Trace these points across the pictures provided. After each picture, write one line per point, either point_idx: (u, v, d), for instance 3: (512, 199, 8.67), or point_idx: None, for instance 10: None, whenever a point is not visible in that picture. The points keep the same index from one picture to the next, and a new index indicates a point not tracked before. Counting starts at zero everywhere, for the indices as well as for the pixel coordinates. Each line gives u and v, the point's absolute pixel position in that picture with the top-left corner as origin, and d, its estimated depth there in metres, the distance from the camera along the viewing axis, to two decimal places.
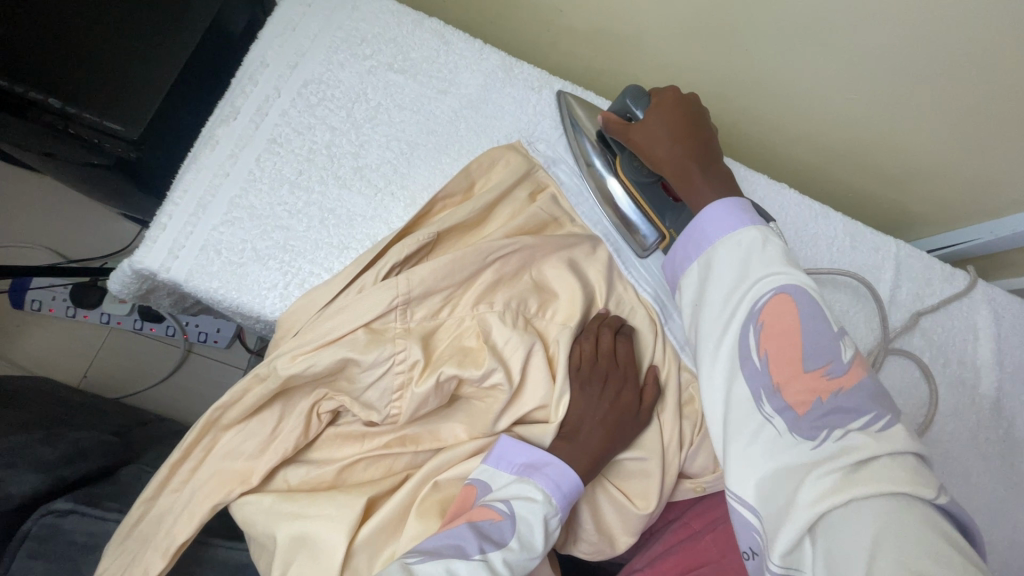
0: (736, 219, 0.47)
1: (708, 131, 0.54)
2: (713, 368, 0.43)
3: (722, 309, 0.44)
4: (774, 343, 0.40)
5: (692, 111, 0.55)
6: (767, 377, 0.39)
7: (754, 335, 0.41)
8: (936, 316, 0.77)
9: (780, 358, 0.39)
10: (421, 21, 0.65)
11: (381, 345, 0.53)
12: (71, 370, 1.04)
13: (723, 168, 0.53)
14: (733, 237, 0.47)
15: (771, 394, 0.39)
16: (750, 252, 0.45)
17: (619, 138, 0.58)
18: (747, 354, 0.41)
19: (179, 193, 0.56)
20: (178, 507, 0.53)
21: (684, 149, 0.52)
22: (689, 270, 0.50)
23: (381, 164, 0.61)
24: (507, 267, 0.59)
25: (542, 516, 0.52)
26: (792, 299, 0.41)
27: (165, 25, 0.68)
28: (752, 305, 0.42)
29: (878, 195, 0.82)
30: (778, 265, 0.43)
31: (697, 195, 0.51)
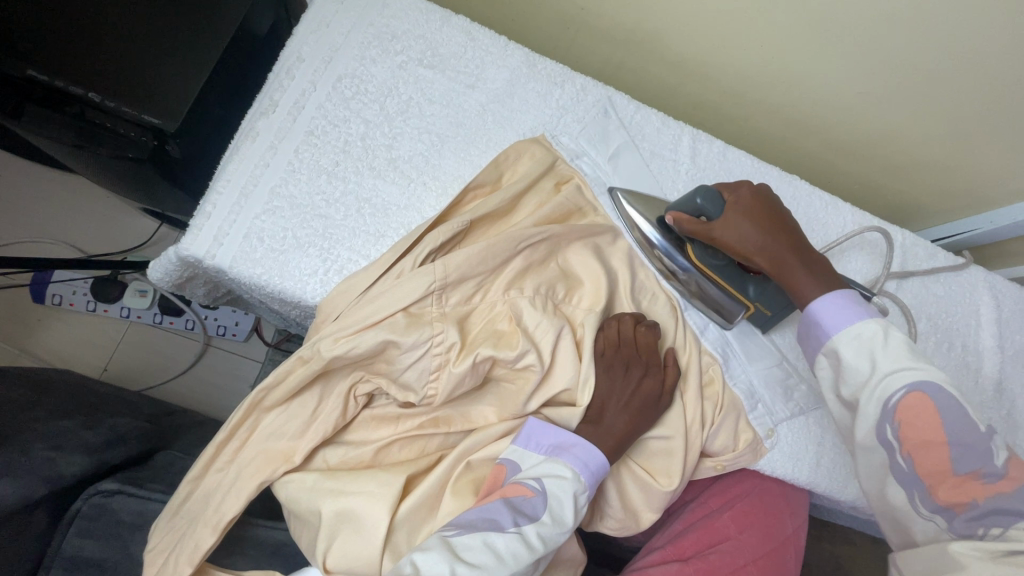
0: (850, 316, 0.51)
1: (789, 219, 0.58)
2: (864, 457, 0.49)
3: (858, 404, 0.49)
4: (922, 442, 0.46)
5: (771, 207, 0.58)
6: (917, 478, 0.46)
7: (891, 432, 0.47)
8: (940, 302, 0.80)
9: (929, 460, 0.45)
10: (448, 17, 0.68)
11: (420, 327, 0.55)
12: (91, 364, 1.05)
13: (815, 254, 0.56)
14: (850, 330, 0.51)
15: (924, 495, 0.46)
16: (872, 348, 0.49)
17: (699, 236, 0.59)
18: (889, 452, 0.47)
19: (221, 183, 0.58)
20: (225, 486, 0.55)
21: (778, 246, 0.56)
22: (819, 361, 0.53)
23: (414, 156, 0.63)
24: (536, 255, 0.62)
25: (571, 493, 0.55)
26: (927, 395, 0.46)
27: (198, 22, 0.70)
28: (885, 403, 0.47)
29: (881, 186, 0.85)
30: (904, 361, 0.48)
31: (801, 289, 0.54)
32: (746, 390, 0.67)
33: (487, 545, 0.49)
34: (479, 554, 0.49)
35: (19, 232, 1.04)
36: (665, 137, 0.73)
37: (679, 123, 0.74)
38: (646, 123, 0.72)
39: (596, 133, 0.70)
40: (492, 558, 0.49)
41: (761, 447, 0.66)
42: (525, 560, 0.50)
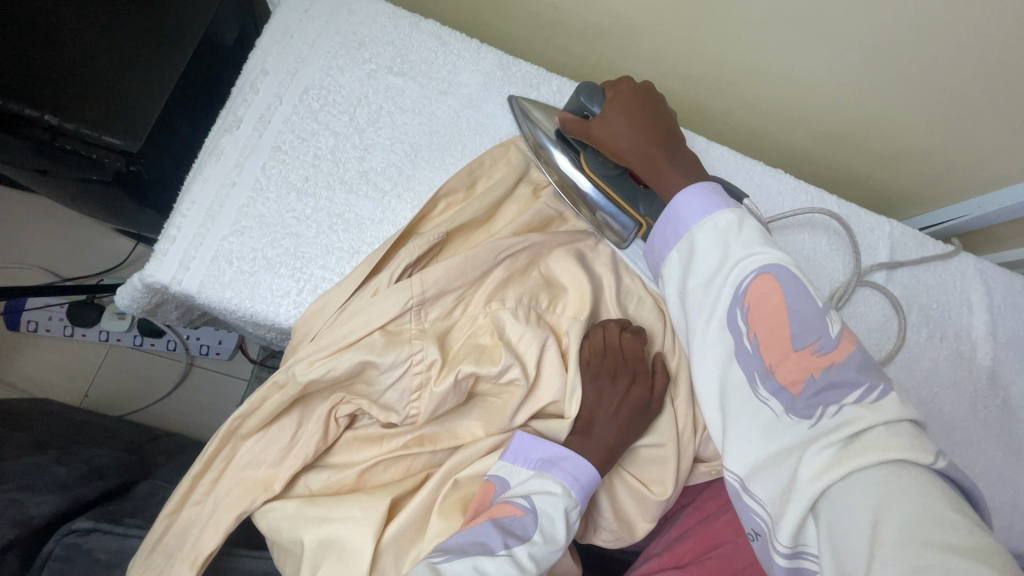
0: (709, 203, 0.48)
1: (668, 117, 0.55)
2: (708, 349, 0.44)
3: (710, 292, 0.45)
4: (763, 321, 0.41)
5: (648, 100, 0.55)
6: (758, 359, 0.41)
7: (741, 318, 0.43)
8: (931, 291, 0.79)
9: (771, 337, 0.40)
10: (417, 23, 0.66)
11: (399, 346, 0.53)
12: (72, 390, 1.02)
13: (684, 148, 0.53)
14: (719, 216, 0.47)
15: (764, 376, 0.40)
16: (728, 233, 0.46)
17: (580, 136, 0.57)
18: (738, 338, 0.43)
19: (186, 205, 0.56)
20: (203, 518, 0.53)
21: (647, 138, 0.53)
22: (669, 259, 0.50)
23: (387, 167, 0.61)
24: (517, 264, 0.60)
25: (563, 509, 0.53)
26: (773, 278, 0.42)
27: (157, 36, 0.67)
28: (735, 290, 0.44)
29: (868, 175, 0.84)
30: (756, 245, 0.44)
31: (664, 184, 0.52)
32: None
33: (477, 571, 0.48)
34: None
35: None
36: None
37: None
38: None
39: None
40: None
41: None
42: None
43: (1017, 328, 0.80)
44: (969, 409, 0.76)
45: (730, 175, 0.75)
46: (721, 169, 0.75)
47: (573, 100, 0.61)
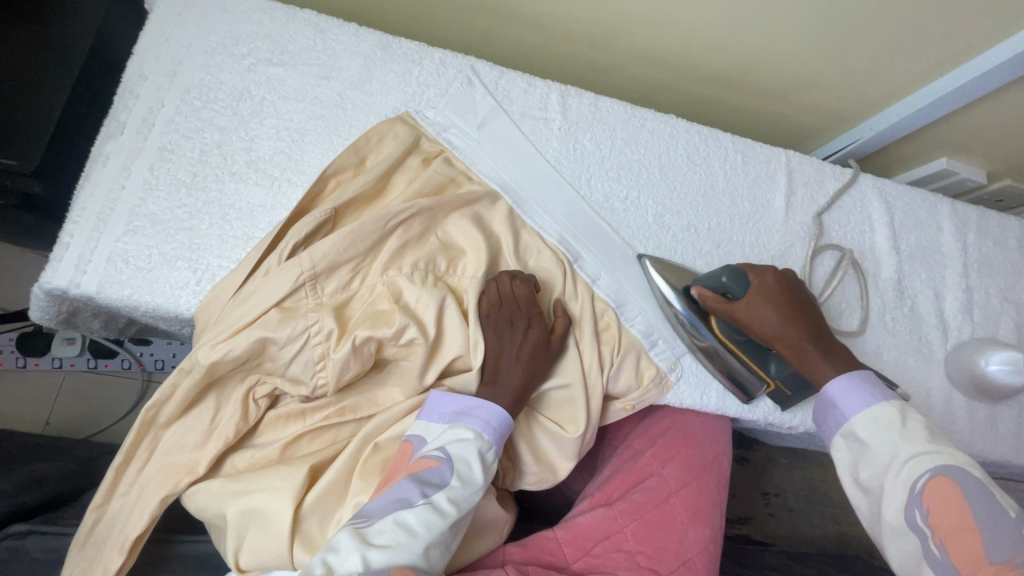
0: (861, 396, 0.58)
1: (809, 307, 0.63)
2: (895, 545, 0.53)
3: (883, 483, 0.54)
4: (956, 528, 0.50)
5: (792, 292, 0.62)
6: (954, 569, 0.49)
7: (922, 517, 0.51)
8: (835, 215, 0.82)
9: (963, 548, 0.49)
10: (293, 13, 0.68)
11: (294, 321, 0.56)
12: (31, 420, 1.03)
13: (830, 339, 0.62)
14: (868, 409, 0.57)
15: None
16: (893, 432, 0.55)
17: (722, 313, 0.63)
18: (922, 537, 0.51)
19: (77, 212, 0.58)
20: (129, 506, 0.56)
21: (798, 332, 0.61)
22: (835, 440, 0.59)
23: (274, 154, 0.63)
24: (411, 231, 0.62)
25: (477, 452, 0.57)
26: (948, 479, 0.51)
27: (40, 54, 0.68)
28: (911, 487, 0.52)
29: (763, 112, 0.87)
30: (925, 446, 0.54)
31: (818, 372, 0.61)
32: (643, 329, 0.69)
33: (399, 524, 0.50)
34: (391, 535, 0.50)
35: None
36: (533, 97, 0.74)
37: (545, 82, 0.74)
38: (511, 87, 0.73)
39: (462, 105, 0.71)
40: (406, 536, 0.50)
41: (665, 380, 0.69)
42: (439, 526, 0.51)
43: (919, 240, 0.84)
44: (879, 322, 0.79)
45: (624, 125, 0.76)
46: (615, 121, 0.76)
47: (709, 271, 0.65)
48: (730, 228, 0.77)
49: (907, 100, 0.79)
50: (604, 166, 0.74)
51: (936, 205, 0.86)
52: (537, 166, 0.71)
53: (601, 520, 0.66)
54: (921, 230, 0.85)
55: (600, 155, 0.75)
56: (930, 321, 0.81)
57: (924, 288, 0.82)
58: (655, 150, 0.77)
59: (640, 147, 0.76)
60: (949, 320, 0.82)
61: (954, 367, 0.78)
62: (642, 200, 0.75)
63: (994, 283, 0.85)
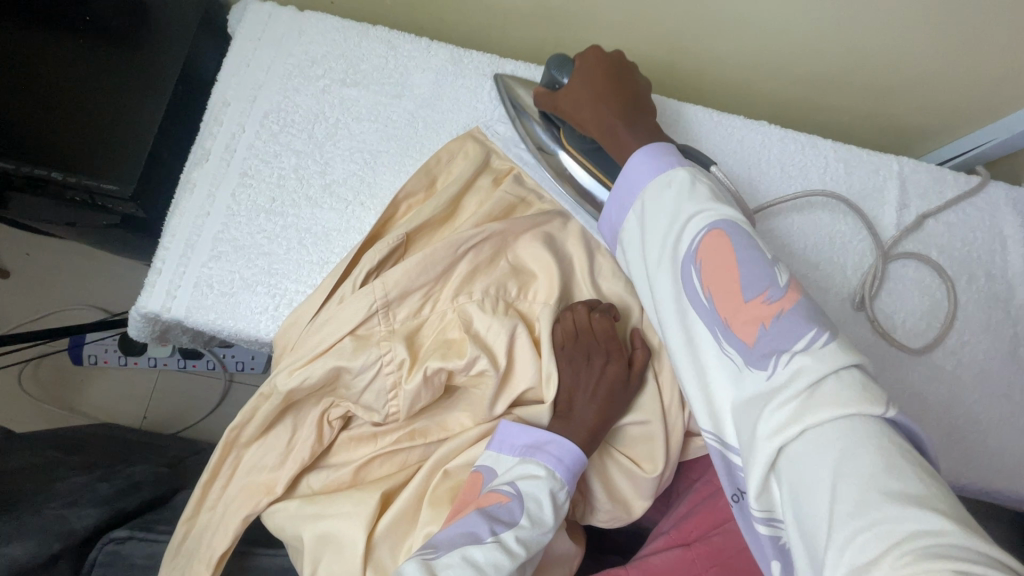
0: (652, 160, 0.48)
1: (637, 89, 0.57)
2: (667, 309, 0.43)
3: (661, 252, 0.44)
4: (715, 270, 0.40)
5: (617, 74, 0.56)
6: (716, 314, 0.39)
7: (696, 275, 0.41)
8: (940, 213, 0.72)
9: (720, 284, 0.39)
10: (366, 32, 0.67)
11: (368, 349, 0.55)
12: (132, 413, 1.12)
13: (648, 116, 0.56)
14: (658, 177, 0.47)
15: (724, 332, 0.39)
16: (677, 195, 0.45)
17: (551, 108, 0.60)
18: (694, 296, 0.41)
19: (168, 239, 0.60)
20: (215, 522, 0.58)
21: (602, 108, 0.55)
22: (626, 219, 0.49)
23: (348, 177, 0.63)
24: (481, 256, 0.60)
25: (548, 490, 0.54)
26: (722, 232, 0.41)
27: (141, 84, 0.72)
28: (688, 246, 0.42)
29: (869, 113, 0.77)
30: (705, 203, 0.43)
31: (623, 143, 0.53)
32: None
33: (467, 560, 0.49)
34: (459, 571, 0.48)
35: (39, 306, 1.11)
36: None
37: None
38: None
39: None
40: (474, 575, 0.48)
41: None
42: (507, 567, 0.49)
43: None
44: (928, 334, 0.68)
45: (709, 137, 0.70)
46: (697, 131, 0.70)
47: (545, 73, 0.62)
48: (830, 247, 0.69)
49: None
50: None
51: None
52: None
53: (677, 562, 0.63)
54: None
55: None
56: None
57: None
58: (742, 162, 0.70)
59: (726, 158, 0.70)
60: None
61: None
62: None
63: None
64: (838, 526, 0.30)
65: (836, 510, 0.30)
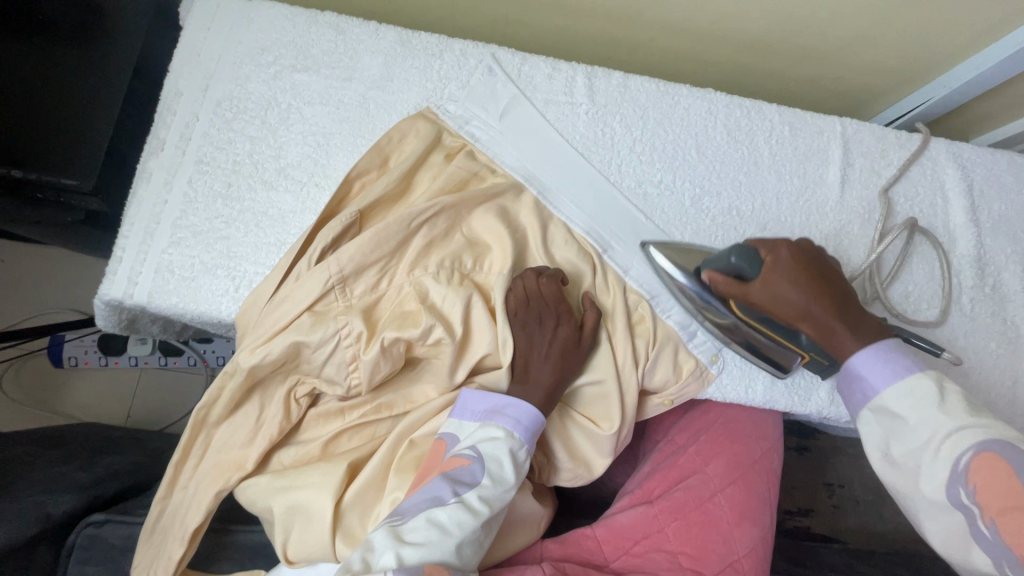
0: (890, 369, 0.53)
1: (834, 278, 0.56)
2: (940, 523, 0.49)
3: (920, 461, 0.50)
4: (1002, 508, 0.46)
5: (812, 263, 0.56)
6: (1004, 548, 0.45)
7: (968, 497, 0.47)
8: (896, 185, 0.74)
9: (1012, 529, 0.45)
10: (315, 17, 0.68)
11: (325, 324, 0.57)
12: (115, 412, 1.14)
13: (857, 309, 0.56)
14: (899, 386, 0.52)
15: (1013, 567, 0.45)
16: (931, 405, 0.50)
17: (737, 297, 0.57)
18: (969, 516, 0.47)
19: (126, 227, 0.61)
20: (188, 500, 0.60)
21: (822, 310, 0.54)
22: (862, 413, 0.55)
23: (302, 160, 0.65)
24: (436, 230, 0.62)
25: (508, 451, 0.56)
26: (996, 455, 0.47)
27: (94, 78, 0.73)
28: (954, 466, 0.48)
29: (815, 77, 0.79)
30: (967, 418, 0.49)
31: (840, 346, 0.55)
32: (680, 320, 0.65)
33: (431, 522, 0.51)
34: (423, 532, 0.50)
35: (18, 309, 1.12)
36: (558, 82, 0.71)
37: (570, 65, 0.72)
38: (533, 73, 0.70)
39: (485, 95, 0.69)
40: (438, 534, 0.50)
41: (706, 373, 0.65)
42: (471, 525, 0.51)
43: (1003, 210, 0.75)
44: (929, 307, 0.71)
45: (657, 105, 0.72)
46: (646, 100, 0.72)
47: (716, 254, 0.59)
48: (777, 207, 0.72)
49: (985, 51, 0.70)
50: (636, 149, 0.71)
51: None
52: (562, 154, 0.69)
53: (642, 519, 0.65)
54: (1008, 199, 0.75)
55: (630, 139, 0.71)
56: (1016, 302, 0.72)
57: (1010, 264, 0.73)
58: (691, 129, 0.72)
59: (675, 127, 0.72)
60: None
61: None
62: (678, 184, 0.70)
63: None
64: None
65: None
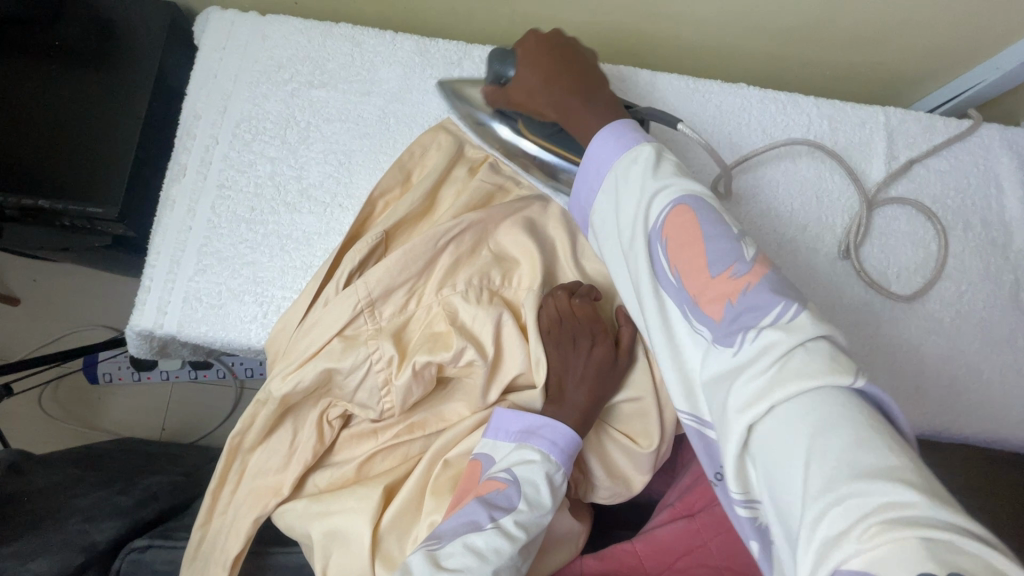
0: (620, 143, 0.49)
1: (587, 68, 0.54)
2: (643, 302, 0.45)
3: (632, 227, 0.46)
4: (685, 258, 0.41)
5: (559, 50, 0.54)
6: (684, 292, 0.41)
7: (663, 254, 0.43)
8: (930, 157, 0.70)
9: (689, 259, 0.41)
10: (330, 31, 0.66)
11: (356, 349, 0.56)
12: (151, 426, 1.16)
13: (602, 90, 0.53)
14: (623, 157, 0.48)
15: (692, 308, 0.41)
16: (644, 170, 0.46)
17: (503, 102, 0.58)
18: (663, 271, 0.43)
19: (153, 257, 0.61)
20: (227, 526, 0.60)
21: (558, 85, 0.53)
22: (600, 209, 0.50)
23: (324, 180, 0.63)
24: (462, 247, 0.61)
25: (545, 474, 0.53)
26: (688, 207, 0.43)
27: (115, 104, 0.72)
28: (652, 224, 0.44)
29: (854, 65, 0.75)
30: (669, 180, 0.45)
31: (584, 125, 0.52)
32: None
33: (468, 548, 0.49)
34: (460, 559, 0.49)
35: (54, 328, 1.14)
36: None
37: None
38: None
39: None
40: (475, 560, 0.49)
41: None
42: (508, 553, 0.49)
43: None
44: (915, 279, 0.67)
45: (687, 104, 0.69)
46: (676, 99, 0.69)
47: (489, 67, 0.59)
48: (815, 207, 0.68)
49: None
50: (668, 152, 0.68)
51: None
52: None
53: (682, 534, 0.63)
54: None
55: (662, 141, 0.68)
56: None
57: None
58: (723, 127, 0.69)
59: (706, 126, 0.69)
60: None
61: None
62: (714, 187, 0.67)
63: None
64: (812, 504, 0.31)
65: (809, 490, 0.31)
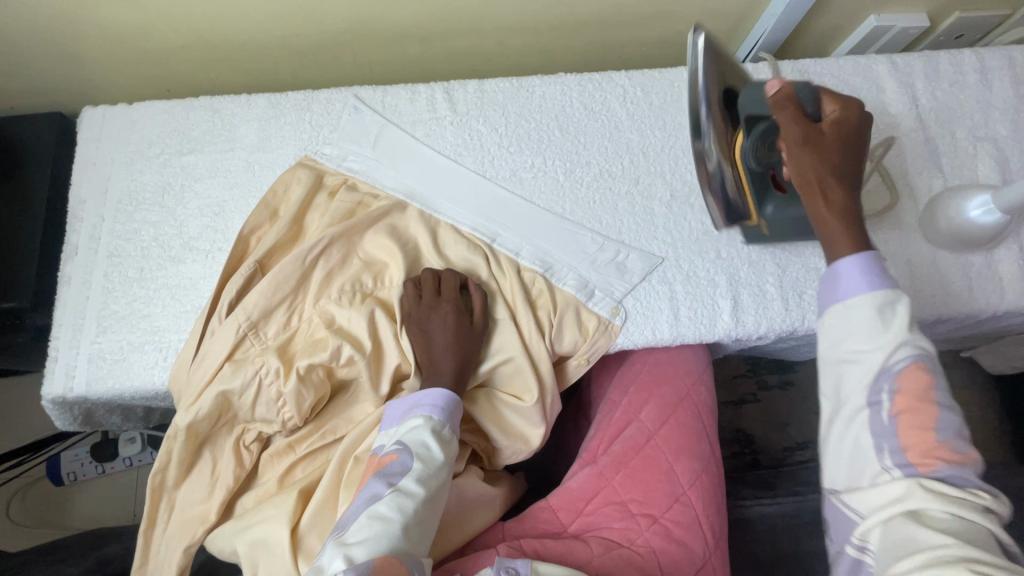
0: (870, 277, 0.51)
1: (858, 155, 0.57)
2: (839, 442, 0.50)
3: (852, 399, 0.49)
4: (911, 406, 0.47)
5: (857, 135, 0.57)
6: (893, 436, 0.47)
7: (887, 392, 0.48)
8: None
9: (914, 423, 0.47)
10: (191, 104, 0.76)
11: (245, 368, 0.62)
12: (122, 514, 1.18)
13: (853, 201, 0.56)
14: (880, 292, 0.50)
15: (892, 450, 0.47)
16: (872, 325, 0.49)
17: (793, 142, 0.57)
18: (876, 410, 0.48)
19: (56, 330, 0.67)
20: (161, 563, 0.64)
21: (829, 173, 0.55)
22: (832, 309, 0.52)
23: (203, 231, 0.71)
24: (331, 260, 0.67)
25: (432, 433, 0.59)
26: (926, 367, 0.47)
27: (13, 207, 0.80)
28: (888, 366, 0.48)
29: (658, 38, 0.86)
30: (903, 334, 0.48)
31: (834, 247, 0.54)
32: (577, 285, 0.69)
33: (373, 516, 0.52)
34: (368, 528, 0.51)
35: (10, 439, 1.18)
36: (419, 103, 0.78)
37: (427, 87, 0.78)
38: (396, 100, 0.77)
39: (356, 131, 0.75)
40: (381, 523, 0.51)
41: (612, 327, 0.69)
42: (410, 506, 0.53)
43: None
44: None
45: (514, 100, 0.78)
46: (503, 97, 0.78)
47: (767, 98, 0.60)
48: (644, 160, 0.77)
49: None
50: (503, 144, 0.77)
51: (870, 68, 0.81)
52: (437, 164, 0.75)
53: (590, 479, 0.67)
54: (860, 97, 0.80)
55: (497, 135, 0.77)
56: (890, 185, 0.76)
57: None
58: (551, 112, 0.78)
59: (534, 115, 0.78)
60: (915, 181, 0.76)
61: (931, 231, 0.73)
62: (549, 164, 0.76)
63: (959, 125, 0.79)
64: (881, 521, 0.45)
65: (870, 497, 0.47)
